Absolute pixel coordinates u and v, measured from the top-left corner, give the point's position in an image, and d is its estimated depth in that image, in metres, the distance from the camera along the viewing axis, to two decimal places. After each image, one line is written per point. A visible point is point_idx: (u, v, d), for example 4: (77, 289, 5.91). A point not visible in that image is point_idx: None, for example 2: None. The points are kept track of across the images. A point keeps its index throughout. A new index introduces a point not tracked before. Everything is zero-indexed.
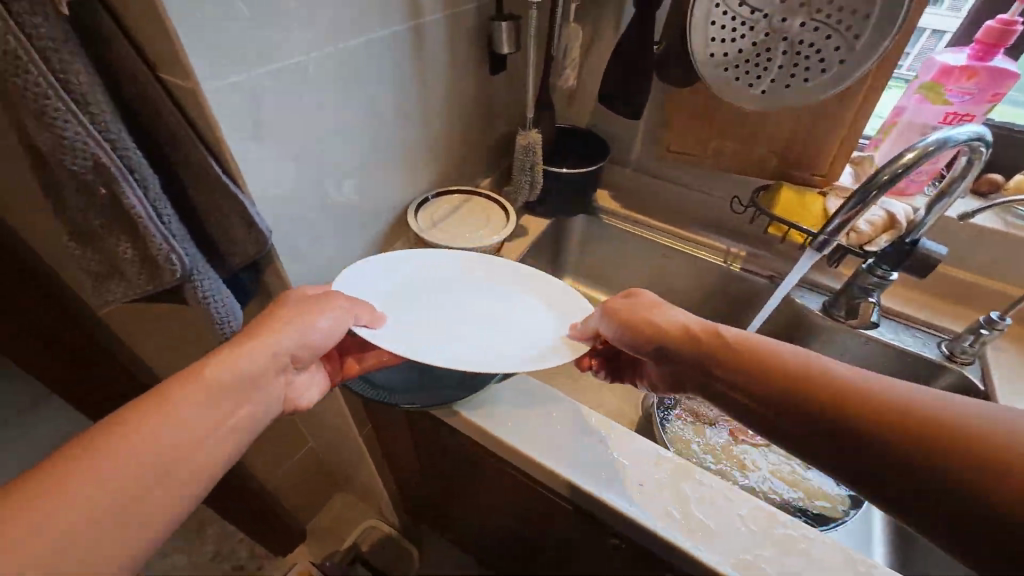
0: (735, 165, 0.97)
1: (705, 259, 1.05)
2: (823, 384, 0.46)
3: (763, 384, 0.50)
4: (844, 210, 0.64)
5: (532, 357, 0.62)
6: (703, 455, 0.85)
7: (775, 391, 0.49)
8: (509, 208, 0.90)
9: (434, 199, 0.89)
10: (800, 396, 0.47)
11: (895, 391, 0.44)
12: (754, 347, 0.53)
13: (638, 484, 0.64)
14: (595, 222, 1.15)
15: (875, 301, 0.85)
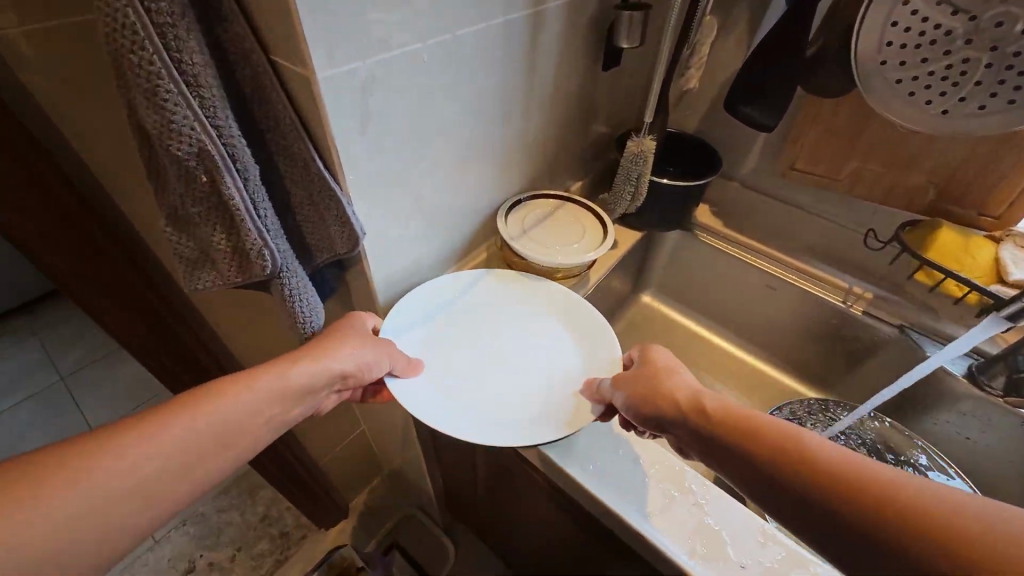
0: (876, 193, 0.82)
1: (820, 297, 0.92)
2: (818, 469, 0.39)
3: (749, 459, 0.43)
4: None
5: (562, 415, 0.64)
6: None
7: (763, 472, 0.42)
8: (606, 221, 0.81)
9: (526, 202, 0.82)
10: (796, 482, 0.40)
11: (904, 484, 0.36)
12: (742, 417, 0.46)
13: (740, 566, 0.55)
14: (690, 239, 1.04)
15: None
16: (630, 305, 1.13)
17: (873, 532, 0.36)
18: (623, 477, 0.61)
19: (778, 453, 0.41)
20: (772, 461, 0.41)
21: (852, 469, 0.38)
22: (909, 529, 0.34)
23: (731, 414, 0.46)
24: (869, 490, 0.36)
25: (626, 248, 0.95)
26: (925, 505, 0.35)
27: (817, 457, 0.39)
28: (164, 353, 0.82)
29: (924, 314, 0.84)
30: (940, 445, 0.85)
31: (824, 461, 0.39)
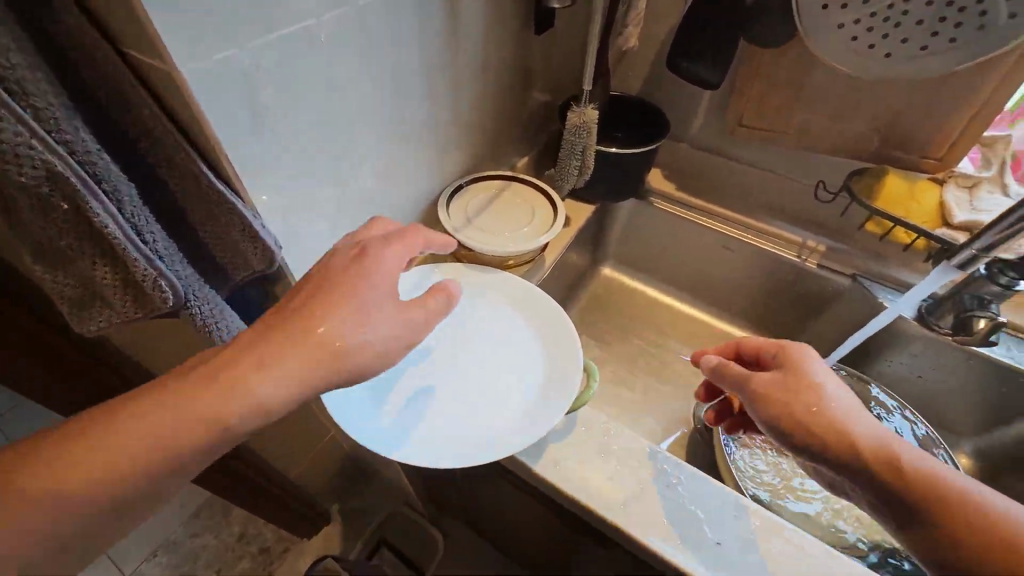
0: (823, 144, 0.81)
1: (776, 254, 0.91)
2: (952, 511, 0.41)
3: (894, 491, 0.44)
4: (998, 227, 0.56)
5: (521, 420, 0.60)
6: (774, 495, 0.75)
7: (898, 499, 0.44)
8: (555, 198, 0.76)
9: (468, 186, 0.76)
10: (933, 520, 0.42)
11: None
12: (899, 458, 0.44)
13: (714, 544, 0.54)
14: (645, 207, 1.01)
15: (997, 315, 0.70)
16: (590, 280, 1.11)
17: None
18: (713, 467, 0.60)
19: (904, 474, 0.44)
20: (893, 476, 0.44)
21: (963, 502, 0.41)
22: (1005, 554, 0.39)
23: (844, 423, 0.47)
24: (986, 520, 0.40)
25: (579, 224, 0.91)
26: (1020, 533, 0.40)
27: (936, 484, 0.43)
28: (78, 397, 0.72)
29: (873, 262, 0.86)
30: (894, 386, 0.88)
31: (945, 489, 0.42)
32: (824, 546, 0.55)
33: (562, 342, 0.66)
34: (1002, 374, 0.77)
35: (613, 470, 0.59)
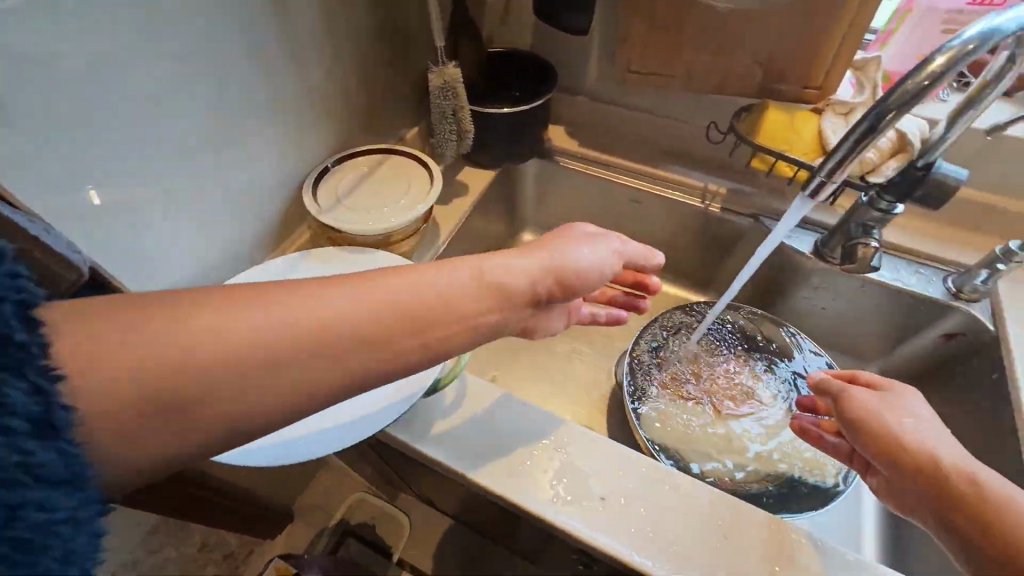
0: (709, 83, 0.78)
1: (679, 201, 0.90)
2: (996, 521, 0.40)
3: (933, 491, 0.43)
4: (848, 144, 0.51)
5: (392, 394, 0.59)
6: (689, 444, 0.71)
7: (940, 502, 0.43)
8: (433, 165, 0.72)
9: (336, 166, 0.71)
10: (978, 529, 0.40)
11: None
12: (939, 463, 0.44)
13: (598, 497, 0.54)
14: (549, 166, 0.98)
15: (877, 241, 0.71)
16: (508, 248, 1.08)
17: None
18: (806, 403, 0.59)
19: (945, 477, 0.43)
20: (933, 482, 0.43)
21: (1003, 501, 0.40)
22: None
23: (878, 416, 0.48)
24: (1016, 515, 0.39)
25: (477, 191, 0.88)
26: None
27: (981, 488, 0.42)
28: None
29: (771, 199, 0.85)
30: (803, 321, 0.90)
31: (989, 496, 0.41)
32: (706, 485, 0.56)
33: None
34: (897, 299, 0.78)
35: (498, 439, 0.57)
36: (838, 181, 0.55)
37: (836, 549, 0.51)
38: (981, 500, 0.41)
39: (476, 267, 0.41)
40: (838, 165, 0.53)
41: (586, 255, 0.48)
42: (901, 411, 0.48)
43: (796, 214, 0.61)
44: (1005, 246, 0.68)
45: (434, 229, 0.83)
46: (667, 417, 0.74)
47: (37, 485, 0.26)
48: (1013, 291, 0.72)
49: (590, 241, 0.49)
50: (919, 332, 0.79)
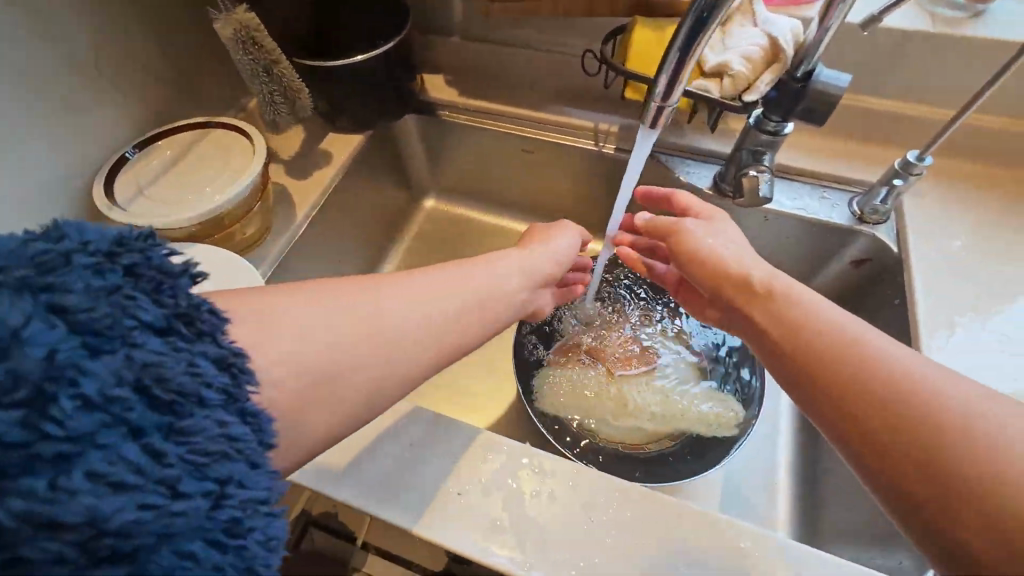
0: (577, 6, 0.68)
1: (571, 145, 0.82)
2: (810, 337, 0.39)
3: (760, 317, 0.43)
4: (673, 59, 0.43)
5: None
6: (580, 409, 0.67)
7: (762, 326, 0.43)
8: (255, 130, 0.63)
9: (138, 154, 0.60)
10: (796, 356, 0.39)
11: (897, 370, 0.35)
12: (761, 287, 0.44)
13: (454, 494, 0.49)
14: (431, 122, 0.88)
15: (767, 169, 0.63)
16: (407, 219, 0.98)
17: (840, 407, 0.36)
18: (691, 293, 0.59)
19: (795, 330, 0.40)
20: (786, 339, 0.40)
21: (854, 363, 0.36)
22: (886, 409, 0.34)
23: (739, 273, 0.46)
24: (868, 373, 0.35)
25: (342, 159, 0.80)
26: (921, 394, 0.33)
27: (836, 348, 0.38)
28: None
29: (668, 133, 0.77)
30: None
31: (840, 357, 0.37)
32: (573, 462, 0.51)
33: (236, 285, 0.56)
34: (800, 229, 0.71)
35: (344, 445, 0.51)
36: (673, 102, 0.47)
37: (707, 516, 0.47)
38: (830, 356, 0.37)
39: (361, 301, 0.42)
40: (669, 83, 0.45)
41: (563, 244, 0.60)
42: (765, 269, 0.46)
43: (646, 145, 0.53)
44: (902, 159, 0.62)
45: (289, 209, 0.74)
46: (561, 382, 0.69)
47: (235, 456, 0.32)
48: (915, 207, 0.67)
49: (568, 232, 0.62)
50: (828, 261, 0.73)
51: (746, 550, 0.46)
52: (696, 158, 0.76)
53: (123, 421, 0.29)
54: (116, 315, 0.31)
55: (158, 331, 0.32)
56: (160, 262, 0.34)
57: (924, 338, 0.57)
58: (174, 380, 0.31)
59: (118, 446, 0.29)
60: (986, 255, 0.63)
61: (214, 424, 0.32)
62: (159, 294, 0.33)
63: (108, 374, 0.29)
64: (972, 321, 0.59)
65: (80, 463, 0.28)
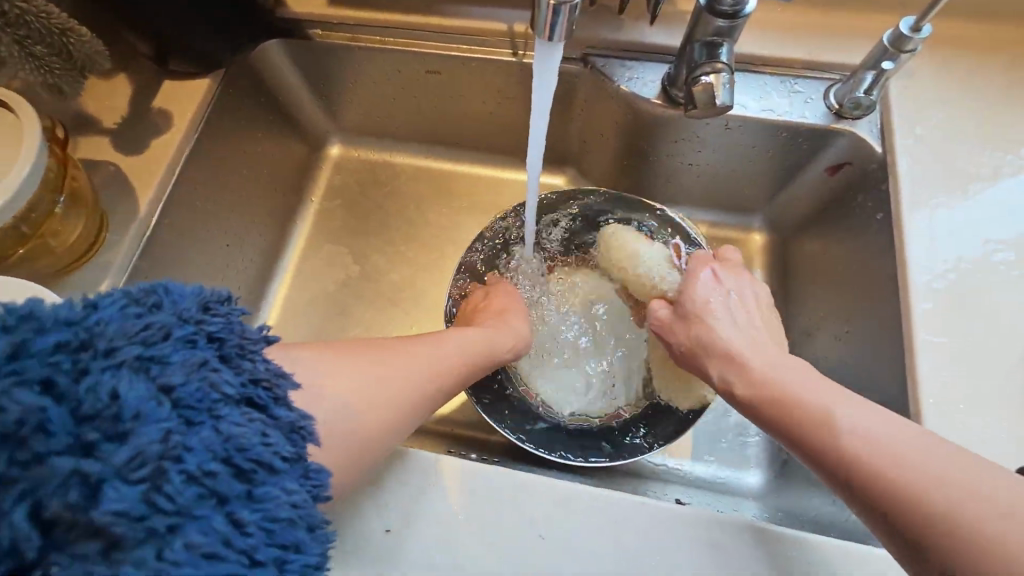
0: None
1: (485, 59, 0.66)
2: (831, 436, 0.38)
3: (779, 407, 0.41)
4: None
5: None
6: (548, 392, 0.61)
7: (784, 417, 0.41)
8: (16, 100, 0.45)
9: None
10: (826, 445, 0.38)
11: (916, 459, 0.35)
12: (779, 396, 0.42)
13: (382, 532, 0.41)
14: (305, 48, 0.68)
15: (727, 66, 0.48)
16: (309, 176, 0.80)
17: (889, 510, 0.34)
18: (754, 338, 0.47)
19: (864, 468, 0.36)
20: (851, 471, 0.36)
21: (935, 511, 0.33)
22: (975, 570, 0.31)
23: (793, 402, 0.41)
24: (951, 526, 0.32)
25: (191, 116, 0.61)
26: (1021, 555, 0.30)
27: (909, 485, 0.34)
28: None
29: (602, 28, 0.60)
30: (672, 184, 0.69)
31: (912, 500, 0.34)
32: (519, 474, 0.43)
33: None
34: (767, 136, 0.59)
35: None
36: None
37: (673, 511, 0.41)
38: (907, 500, 0.34)
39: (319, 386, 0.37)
40: None
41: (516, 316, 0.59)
42: (824, 392, 0.41)
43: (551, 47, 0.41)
44: (892, 32, 0.48)
45: (130, 195, 0.57)
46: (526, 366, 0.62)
47: (299, 521, 0.31)
48: (904, 92, 0.55)
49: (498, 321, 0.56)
50: (802, 169, 0.61)
51: (718, 541, 0.40)
52: (639, 57, 0.60)
53: (212, 491, 0.28)
54: (203, 389, 0.30)
55: (236, 402, 0.31)
56: (241, 331, 0.34)
57: (912, 258, 0.48)
58: (253, 450, 0.30)
59: (211, 514, 0.28)
60: (982, 142, 0.53)
61: (284, 492, 0.31)
62: (238, 361, 0.32)
63: (205, 447, 0.28)
64: (966, 229, 0.49)
65: (181, 531, 0.27)
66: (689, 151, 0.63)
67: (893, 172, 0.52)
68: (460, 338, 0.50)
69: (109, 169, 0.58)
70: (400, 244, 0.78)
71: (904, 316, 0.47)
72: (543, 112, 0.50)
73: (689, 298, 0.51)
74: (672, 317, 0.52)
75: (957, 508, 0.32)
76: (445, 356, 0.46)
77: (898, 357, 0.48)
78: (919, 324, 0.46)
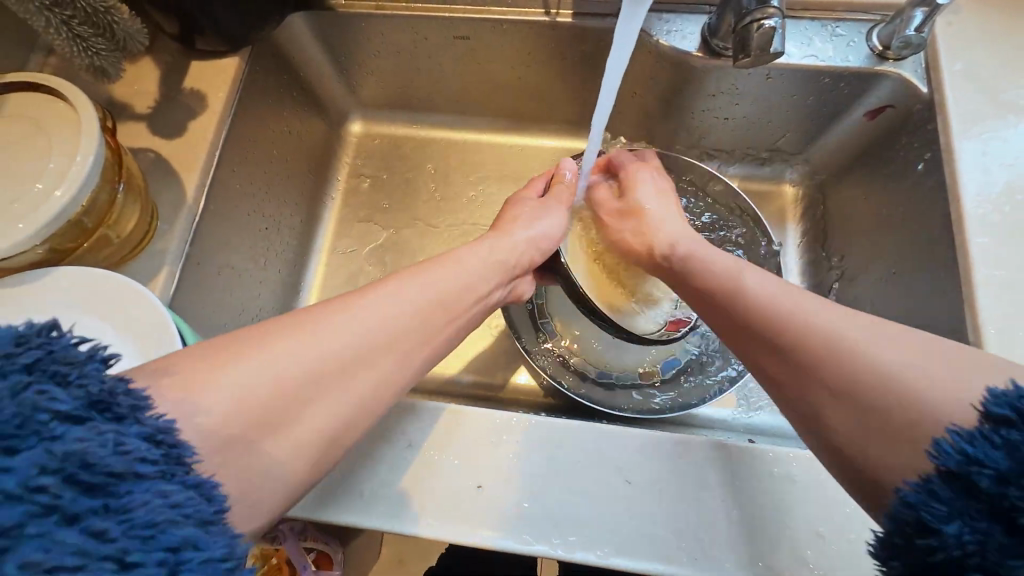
0: None
1: (516, 20, 0.64)
2: (752, 304, 0.40)
3: (712, 286, 0.44)
4: None
5: None
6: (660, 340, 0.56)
7: (712, 295, 0.44)
8: (75, 100, 0.45)
9: None
10: (749, 311, 0.40)
11: (815, 319, 0.36)
12: (710, 274, 0.45)
13: (475, 489, 0.43)
14: (331, 20, 0.67)
15: (778, 9, 0.48)
16: (334, 153, 0.79)
17: (783, 357, 0.37)
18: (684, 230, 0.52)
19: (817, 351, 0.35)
20: (759, 320, 0.39)
21: (833, 348, 0.34)
22: (844, 392, 0.33)
23: (715, 276, 0.44)
24: (839, 362, 0.34)
25: (223, 96, 0.60)
26: (885, 399, 0.31)
27: (847, 363, 0.33)
28: None
29: None
30: (706, 140, 0.69)
31: (872, 377, 0.32)
32: (596, 425, 0.45)
33: (151, 328, 0.43)
34: (808, 82, 0.58)
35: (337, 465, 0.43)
36: None
37: (749, 449, 0.43)
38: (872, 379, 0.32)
39: (353, 312, 0.36)
40: None
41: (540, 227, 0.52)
42: (752, 270, 0.43)
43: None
44: None
45: (176, 182, 0.56)
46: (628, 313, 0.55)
47: (185, 519, 0.26)
48: (948, 30, 0.55)
49: (533, 213, 0.53)
50: (841, 115, 0.61)
51: (795, 474, 0.42)
52: (675, 8, 0.59)
53: (52, 506, 0.23)
54: (23, 411, 0.24)
55: (72, 418, 0.25)
56: (64, 354, 0.26)
57: (965, 196, 0.49)
58: (102, 462, 0.24)
59: (52, 532, 0.22)
60: None
61: (156, 494, 0.25)
62: (70, 380, 0.26)
63: (31, 464, 0.23)
64: (1016, 165, 0.50)
65: (16, 550, 0.22)
66: (726, 102, 0.63)
67: (941, 110, 0.53)
68: (492, 246, 0.48)
69: (148, 156, 0.57)
70: (434, 218, 0.78)
71: (960, 252, 0.48)
72: (614, 80, 0.50)
73: (634, 194, 0.55)
74: (614, 211, 0.56)
75: (933, 391, 0.30)
76: (478, 281, 0.45)
77: (951, 293, 0.49)
78: (976, 260, 0.47)
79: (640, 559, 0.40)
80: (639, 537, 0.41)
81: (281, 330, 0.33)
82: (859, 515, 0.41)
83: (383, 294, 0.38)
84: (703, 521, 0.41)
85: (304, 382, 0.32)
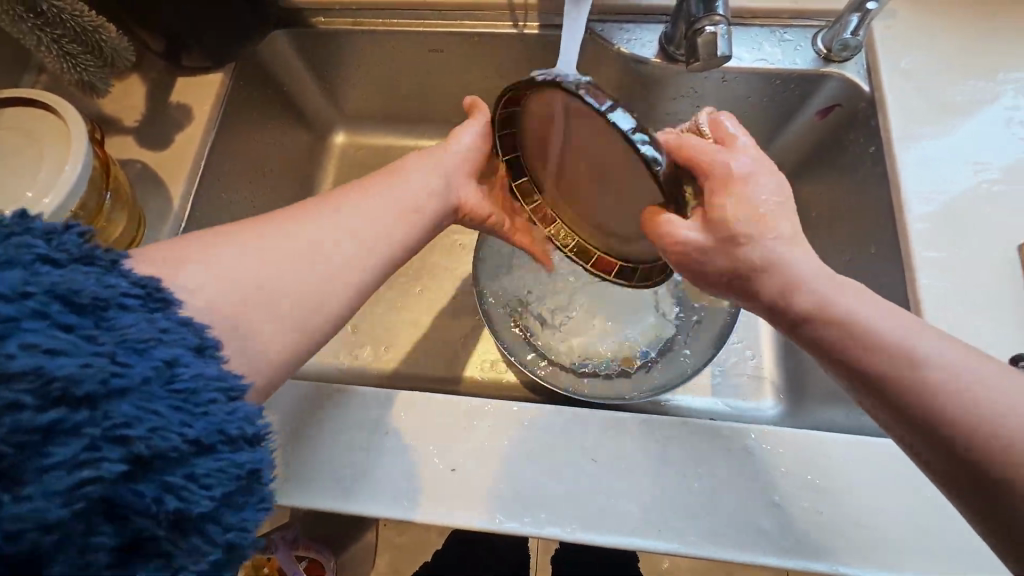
0: None
1: (486, 34, 0.68)
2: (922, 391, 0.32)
3: (857, 347, 0.34)
4: None
5: None
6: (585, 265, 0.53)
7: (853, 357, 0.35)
8: (65, 110, 0.47)
9: None
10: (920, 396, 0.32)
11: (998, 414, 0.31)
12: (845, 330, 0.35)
13: (448, 471, 0.45)
14: (310, 36, 0.70)
15: (723, 18, 0.52)
16: (318, 163, 0.82)
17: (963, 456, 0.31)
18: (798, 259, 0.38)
19: (911, 409, 0.33)
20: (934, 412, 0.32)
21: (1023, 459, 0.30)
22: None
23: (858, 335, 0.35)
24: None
25: (206, 108, 0.63)
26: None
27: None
28: None
29: None
30: None
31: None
32: (562, 409, 0.47)
33: None
34: (761, 84, 0.62)
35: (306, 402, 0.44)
36: None
37: (709, 427, 0.46)
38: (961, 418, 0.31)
39: (308, 220, 0.41)
40: None
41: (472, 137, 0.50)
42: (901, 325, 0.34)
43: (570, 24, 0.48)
44: None
45: (163, 190, 0.59)
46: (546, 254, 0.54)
47: (173, 342, 0.30)
48: (885, 33, 0.59)
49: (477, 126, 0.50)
50: (794, 115, 0.64)
51: (752, 448, 0.45)
52: (633, 19, 0.63)
53: (43, 313, 0.27)
54: (14, 253, 0.28)
55: (57, 264, 0.29)
56: (40, 226, 0.30)
57: (906, 186, 0.53)
58: (85, 289, 0.28)
59: (48, 329, 0.26)
60: (962, 76, 0.57)
61: (142, 319, 0.29)
62: (56, 241, 0.30)
63: (21, 282, 0.27)
64: (953, 155, 0.54)
65: (13, 337, 0.25)
66: (686, 106, 0.66)
67: (882, 107, 0.56)
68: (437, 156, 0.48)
69: (136, 166, 0.60)
70: None
71: (903, 237, 0.51)
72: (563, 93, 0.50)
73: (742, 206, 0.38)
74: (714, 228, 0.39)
75: None
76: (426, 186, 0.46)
77: (899, 277, 0.52)
78: (917, 244, 0.50)
79: (605, 533, 0.42)
80: (604, 513, 0.43)
81: (248, 229, 0.39)
82: (814, 484, 0.43)
83: (339, 208, 0.42)
84: (666, 494, 0.43)
85: (262, 277, 0.37)
